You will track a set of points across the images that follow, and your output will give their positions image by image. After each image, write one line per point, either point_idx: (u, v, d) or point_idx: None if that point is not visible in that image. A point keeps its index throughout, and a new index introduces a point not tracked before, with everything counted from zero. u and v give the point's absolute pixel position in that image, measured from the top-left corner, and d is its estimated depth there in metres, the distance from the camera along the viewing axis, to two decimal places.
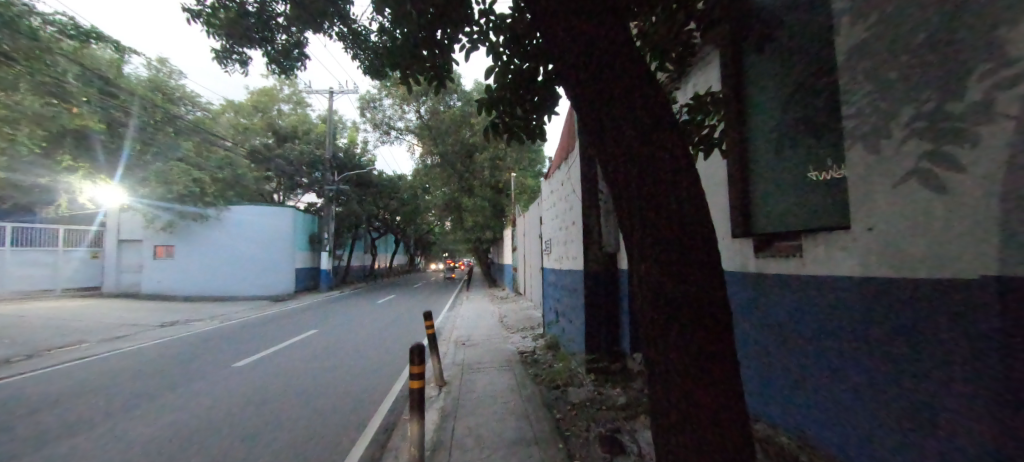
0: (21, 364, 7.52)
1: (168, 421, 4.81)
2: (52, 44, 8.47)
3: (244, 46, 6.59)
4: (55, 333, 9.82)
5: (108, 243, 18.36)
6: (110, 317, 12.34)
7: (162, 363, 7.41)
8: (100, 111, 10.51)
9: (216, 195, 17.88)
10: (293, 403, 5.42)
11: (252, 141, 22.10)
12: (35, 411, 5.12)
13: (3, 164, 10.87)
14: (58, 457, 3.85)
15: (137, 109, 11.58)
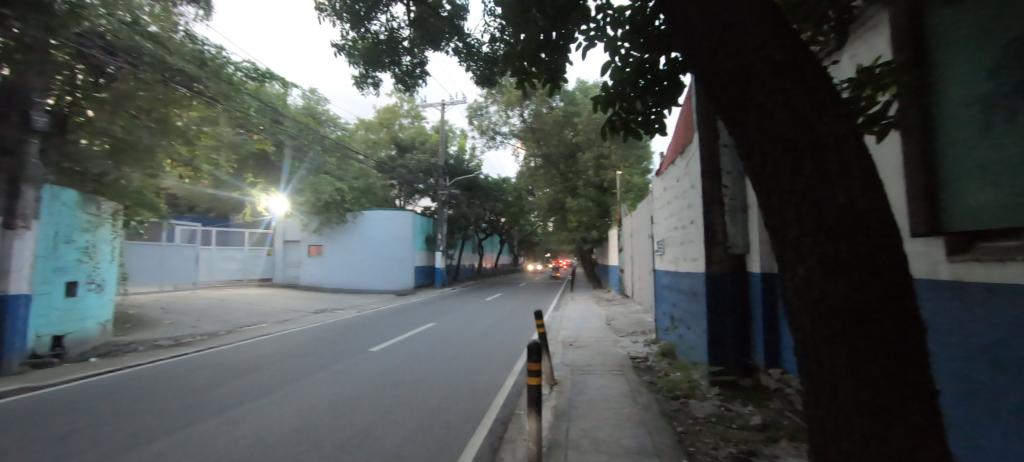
0: (223, 337, 9.63)
1: (322, 393, 5.66)
2: (243, 86, 10.69)
3: (376, 71, 7.43)
4: (246, 314, 12.46)
5: (278, 242, 22.55)
6: (280, 303, 15.08)
7: (315, 344, 8.79)
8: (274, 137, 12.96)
9: (353, 202, 20.70)
10: (418, 388, 5.94)
11: (379, 154, 25.11)
12: (234, 375, 6.49)
13: (212, 182, 14.10)
14: (249, 414, 4.80)
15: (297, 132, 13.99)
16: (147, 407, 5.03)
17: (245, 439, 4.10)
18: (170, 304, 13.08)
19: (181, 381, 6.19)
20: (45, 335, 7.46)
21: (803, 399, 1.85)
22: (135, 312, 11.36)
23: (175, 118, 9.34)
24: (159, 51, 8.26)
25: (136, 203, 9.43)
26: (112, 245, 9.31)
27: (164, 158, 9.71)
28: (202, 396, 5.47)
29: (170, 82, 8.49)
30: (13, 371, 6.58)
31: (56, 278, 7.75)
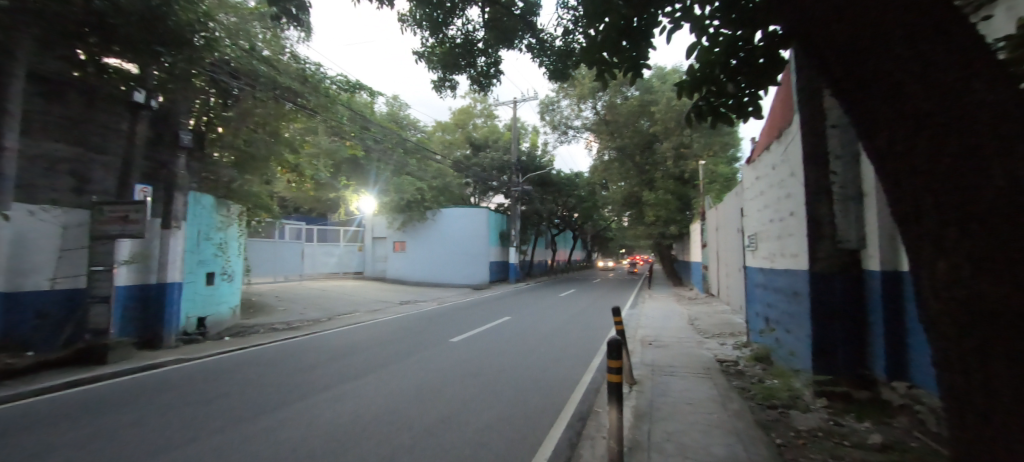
0: (325, 324, 10.84)
1: (410, 378, 6.08)
2: (338, 97, 11.79)
3: (453, 74, 7.76)
4: (343, 304, 13.88)
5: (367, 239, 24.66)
6: (371, 294, 16.52)
7: (402, 333, 9.49)
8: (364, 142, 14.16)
9: (432, 201, 21.91)
10: (497, 379, 6.11)
11: (455, 154, 26.27)
12: (336, 358, 7.25)
13: (314, 185, 15.83)
14: (350, 394, 5.34)
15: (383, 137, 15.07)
16: (269, 381, 5.85)
17: (347, 415, 4.57)
18: (283, 293, 15.01)
19: (294, 360, 7.11)
20: (193, 317, 8.99)
21: (956, 418, 1.58)
22: (258, 300, 13.24)
23: (283, 130, 10.59)
24: (272, 72, 9.43)
25: (255, 205, 10.93)
26: (240, 243, 10.93)
27: (276, 165, 11.10)
28: (311, 374, 6.23)
29: (280, 99, 9.65)
30: (171, 345, 8.04)
31: (201, 269, 9.29)
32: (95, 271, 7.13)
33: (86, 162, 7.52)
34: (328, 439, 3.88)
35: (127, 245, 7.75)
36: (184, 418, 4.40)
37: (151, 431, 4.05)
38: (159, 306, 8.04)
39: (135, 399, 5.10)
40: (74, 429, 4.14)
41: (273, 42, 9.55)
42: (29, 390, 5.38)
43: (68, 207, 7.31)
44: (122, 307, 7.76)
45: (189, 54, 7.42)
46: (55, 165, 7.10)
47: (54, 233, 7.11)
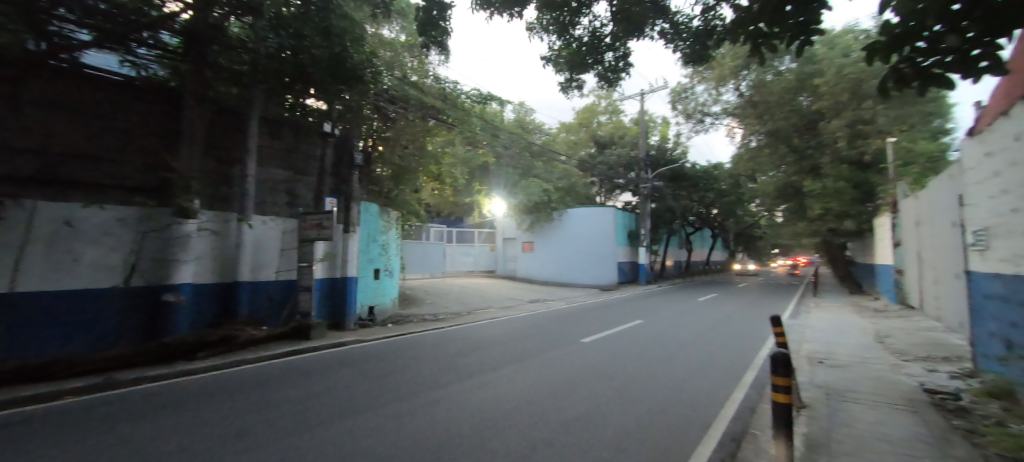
0: (465, 317, 11.93)
1: (544, 374, 6.23)
2: (473, 110, 12.82)
3: (580, 74, 7.75)
4: (479, 299, 15.10)
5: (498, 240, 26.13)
6: (503, 292, 17.57)
7: (533, 330, 9.82)
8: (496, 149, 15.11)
9: (559, 202, 22.25)
10: (633, 384, 5.82)
11: (579, 153, 26.22)
12: (477, 349, 7.89)
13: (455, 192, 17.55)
14: (490, 384, 5.71)
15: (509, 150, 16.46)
16: (424, 366, 6.64)
17: (487, 405, 4.85)
18: (430, 288, 17.04)
19: (442, 349, 7.93)
20: (366, 305, 10.81)
21: None
22: (412, 293, 15.29)
23: (428, 144, 11.96)
24: (420, 94, 10.72)
25: (408, 211, 12.63)
26: (397, 244, 12.75)
27: (423, 177, 12.63)
28: (456, 363, 6.84)
29: (426, 117, 10.98)
30: (351, 328, 9.81)
31: (370, 266, 11.07)
32: (302, 266, 9.05)
33: (295, 182, 9.73)
34: (473, 424, 4.17)
35: (321, 247, 9.67)
36: (360, 391, 5.27)
37: (339, 398, 4.96)
38: (342, 295, 9.86)
39: (329, 371, 6.35)
40: (290, 390, 5.33)
41: (421, 68, 10.91)
42: (263, 357, 7.21)
43: (285, 216, 9.52)
44: (319, 295, 9.76)
45: (361, 88, 8.39)
46: (275, 185, 9.35)
47: (277, 236, 9.33)
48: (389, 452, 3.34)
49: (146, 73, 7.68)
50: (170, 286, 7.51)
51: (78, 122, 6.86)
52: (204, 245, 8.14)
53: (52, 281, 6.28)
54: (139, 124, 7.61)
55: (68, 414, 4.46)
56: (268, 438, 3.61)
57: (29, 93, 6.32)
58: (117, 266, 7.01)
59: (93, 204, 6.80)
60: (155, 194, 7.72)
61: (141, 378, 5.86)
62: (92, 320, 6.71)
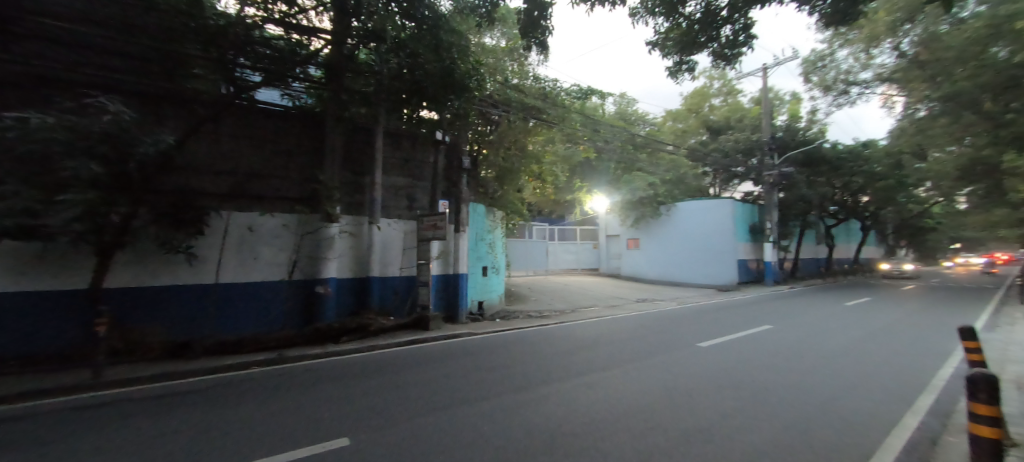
0: (569, 315, 11.89)
1: (658, 379, 5.85)
2: (573, 106, 12.67)
3: (692, 54, 7.12)
4: (583, 298, 14.92)
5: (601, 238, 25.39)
6: (607, 290, 17.13)
7: (643, 331, 9.33)
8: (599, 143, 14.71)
9: (666, 195, 20.88)
10: (763, 394, 5.15)
11: (689, 141, 24.18)
12: (584, 348, 7.78)
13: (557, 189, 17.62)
14: (600, 384, 5.56)
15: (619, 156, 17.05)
16: (533, 361, 6.77)
17: (597, 406, 4.67)
18: (534, 286, 17.39)
19: (548, 345, 7.97)
20: (475, 300, 11.46)
21: None
22: (517, 290, 15.77)
23: (529, 143, 12.24)
24: (521, 96, 10.99)
25: (511, 210, 13.07)
26: (503, 242, 13.25)
27: (524, 176, 12.97)
28: (564, 361, 6.78)
29: (528, 117, 11.22)
30: (463, 322, 10.50)
31: (479, 264, 11.71)
32: (421, 264, 9.95)
33: (413, 188, 10.77)
34: (584, 424, 4.04)
35: (436, 246, 10.54)
36: (472, 381, 5.54)
37: (454, 386, 5.28)
38: (455, 290, 10.58)
39: (448, 360, 6.88)
40: (412, 375, 5.86)
41: (522, 72, 11.22)
42: (391, 344, 8.11)
43: (406, 218, 10.59)
44: (436, 290, 10.66)
45: (468, 96, 8.82)
46: (398, 191, 10.46)
47: (400, 236, 10.42)
48: (502, 441, 3.40)
49: (299, 101, 9.05)
50: (320, 279, 8.88)
51: (255, 147, 8.60)
52: (344, 245, 9.49)
53: (242, 273, 8.31)
54: (296, 145, 9.14)
55: (256, 380, 5.77)
56: (395, 418, 4.00)
57: (225, 129, 8.27)
58: (282, 263, 8.78)
59: (267, 213, 8.65)
60: (307, 202, 9.21)
61: (302, 356, 7.12)
62: (269, 304, 8.58)
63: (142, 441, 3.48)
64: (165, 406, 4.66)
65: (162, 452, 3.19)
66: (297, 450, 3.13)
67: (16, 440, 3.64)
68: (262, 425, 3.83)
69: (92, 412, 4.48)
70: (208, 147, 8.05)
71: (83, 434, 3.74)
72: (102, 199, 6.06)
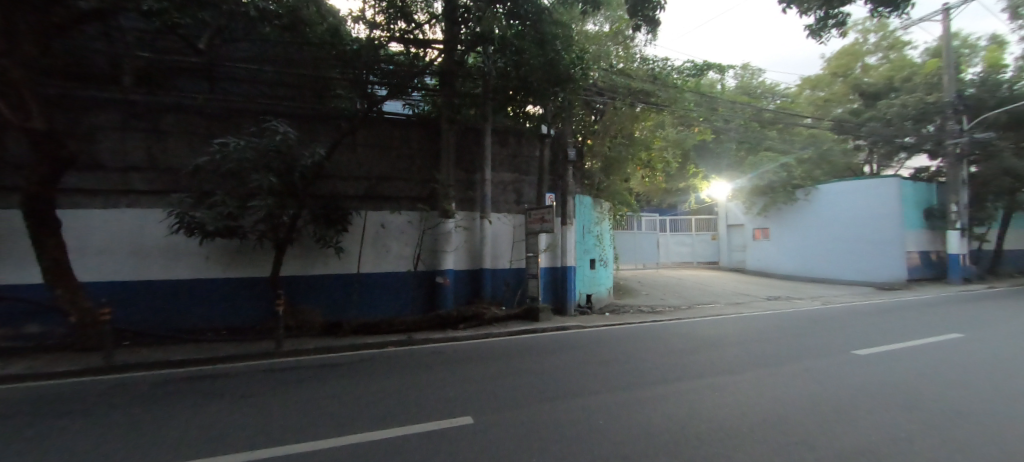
0: (686, 311, 11.05)
1: (804, 387, 5.04)
2: (684, 85, 11.74)
3: (842, 5, 5.97)
4: (701, 293, 13.76)
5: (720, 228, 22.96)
6: (730, 286, 15.46)
7: (779, 333, 8.17)
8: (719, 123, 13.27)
9: (803, 177, 18.08)
10: (959, 414, 4.07)
11: (834, 112, 19.84)
12: (706, 348, 7.09)
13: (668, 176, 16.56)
14: (729, 388, 5.01)
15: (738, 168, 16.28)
16: (649, 357, 6.42)
17: (725, 410, 4.18)
18: (644, 279, 16.61)
19: (663, 343, 7.43)
20: (583, 293, 11.38)
21: None
22: (626, 284, 15.19)
23: (635, 130, 11.79)
24: (628, 81, 10.60)
25: (618, 201, 12.65)
26: (609, 234, 12.87)
27: (632, 165, 12.49)
28: (683, 361, 6.21)
29: (635, 102, 10.81)
30: (571, 314, 10.50)
31: (586, 256, 11.56)
32: (530, 256, 10.17)
33: (520, 183, 11.04)
34: (714, 429, 3.65)
35: (544, 238, 10.70)
36: (583, 374, 5.42)
37: (564, 378, 5.22)
38: (563, 283, 10.62)
39: (561, 351, 6.92)
40: (524, 364, 5.97)
41: (628, 55, 10.76)
42: (504, 333, 8.47)
43: (514, 213, 10.92)
44: (545, 282, 10.83)
45: (573, 86, 8.77)
46: (505, 186, 10.87)
47: (509, 230, 10.78)
48: (619, 440, 3.21)
49: (417, 109, 9.92)
50: (439, 270, 9.66)
51: (384, 154, 9.73)
52: (460, 239, 10.18)
53: (377, 265, 9.49)
54: (416, 149, 10.07)
55: (393, 358, 6.54)
56: (510, 404, 4.08)
57: (360, 140, 9.52)
58: (408, 255, 9.79)
59: (395, 211, 9.74)
60: (427, 200, 10.11)
61: (428, 339, 7.87)
62: (398, 293, 9.66)
63: (311, 403, 4.20)
64: (326, 375, 5.53)
65: (325, 414, 3.78)
66: (428, 425, 3.41)
67: (229, 394, 4.70)
68: (395, 398, 4.30)
69: (276, 376, 5.54)
70: (348, 156, 9.40)
71: (272, 393, 4.65)
72: (277, 204, 7.47)
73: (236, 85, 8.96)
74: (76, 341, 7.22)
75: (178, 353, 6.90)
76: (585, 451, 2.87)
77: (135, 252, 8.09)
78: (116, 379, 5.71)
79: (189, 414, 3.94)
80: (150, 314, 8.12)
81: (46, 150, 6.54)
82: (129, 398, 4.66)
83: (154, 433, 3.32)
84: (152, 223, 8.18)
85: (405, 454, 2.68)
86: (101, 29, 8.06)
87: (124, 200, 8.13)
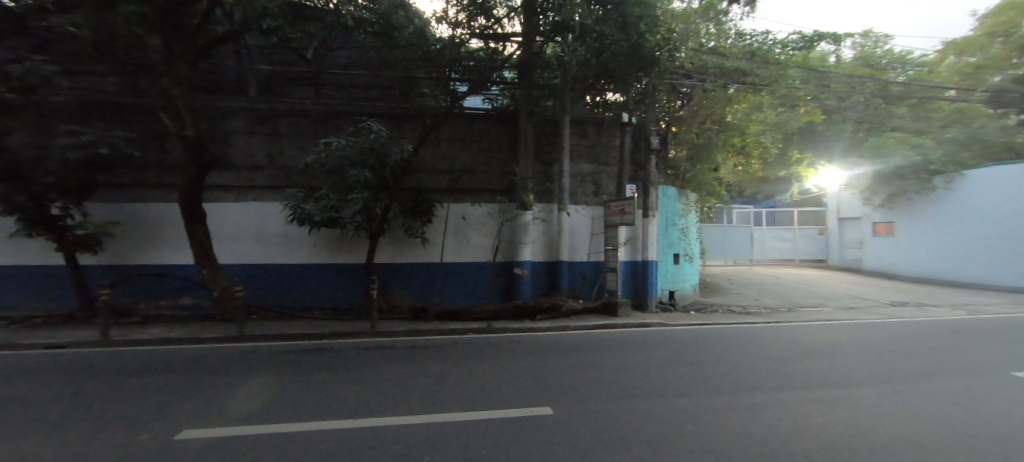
0: (787, 314, 9.92)
1: (947, 403, 4.25)
2: (788, 60, 10.60)
3: None
4: (805, 295, 12.25)
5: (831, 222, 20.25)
6: (842, 288, 13.58)
7: (909, 344, 6.97)
8: (832, 102, 11.57)
9: (943, 162, 15.17)
10: None
11: (991, 80, 15.84)
12: (815, 354, 6.31)
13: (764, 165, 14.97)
14: (847, 397, 4.41)
15: (856, 152, 14.03)
16: (745, 360, 5.89)
17: (846, 421, 3.58)
18: (735, 276, 15.28)
19: (758, 348, 6.72)
20: (666, 290, 10.78)
21: None
22: (716, 281, 14.12)
23: (726, 114, 10.90)
24: (720, 60, 9.90)
25: (706, 192, 11.77)
26: (697, 227, 12.03)
27: (723, 153, 11.54)
28: (785, 368, 5.52)
29: (729, 83, 9.95)
30: (653, 311, 10.04)
31: (670, 251, 10.94)
32: (609, 249, 9.87)
33: (599, 174, 10.75)
34: (829, 434, 3.25)
35: (624, 231, 10.33)
36: (667, 373, 5.08)
37: (648, 375, 4.99)
38: (644, 278, 10.16)
39: (643, 347, 6.66)
40: (603, 359, 5.78)
41: (720, 32, 9.92)
42: (581, 326, 8.37)
43: (593, 204, 10.67)
44: (624, 277, 10.50)
45: (658, 70, 8.29)
46: (584, 178, 10.66)
47: (588, 222, 10.57)
48: (719, 447, 2.85)
49: (496, 103, 10.20)
50: (517, 261, 9.80)
51: (465, 148, 10.11)
52: (537, 230, 10.22)
53: (459, 254, 9.93)
54: (495, 142, 10.28)
55: (476, 344, 6.83)
56: (589, 398, 3.95)
57: (443, 135, 10.01)
58: (488, 247, 10.08)
59: (476, 203, 10.08)
60: (506, 193, 10.29)
61: (506, 328, 8.08)
62: (478, 282, 10.01)
63: (404, 380, 4.53)
64: (417, 356, 5.95)
65: (418, 391, 4.05)
66: (508, 410, 3.43)
67: (335, 366, 5.26)
68: (477, 383, 4.42)
69: (371, 354, 6.04)
70: (432, 152, 9.96)
71: (371, 369, 5.12)
72: (372, 197, 8.16)
73: (337, 90, 9.97)
74: (217, 313, 8.61)
75: (292, 328, 7.90)
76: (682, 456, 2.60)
77: (259, 239, 9.41)
78: (246, 347, 6.70)
79: (304, 382, 4.48)
80: (271, 292, 9.41)
81: (195, 153, 7.90)
82: (258, 365, 5.43)
83: (278, 398, 3.81)
84: (272, 214, 9.43)
85: (491, 433, 2.76)
86: (233, 48, 9.45)
87: (251, 194, 9.47)
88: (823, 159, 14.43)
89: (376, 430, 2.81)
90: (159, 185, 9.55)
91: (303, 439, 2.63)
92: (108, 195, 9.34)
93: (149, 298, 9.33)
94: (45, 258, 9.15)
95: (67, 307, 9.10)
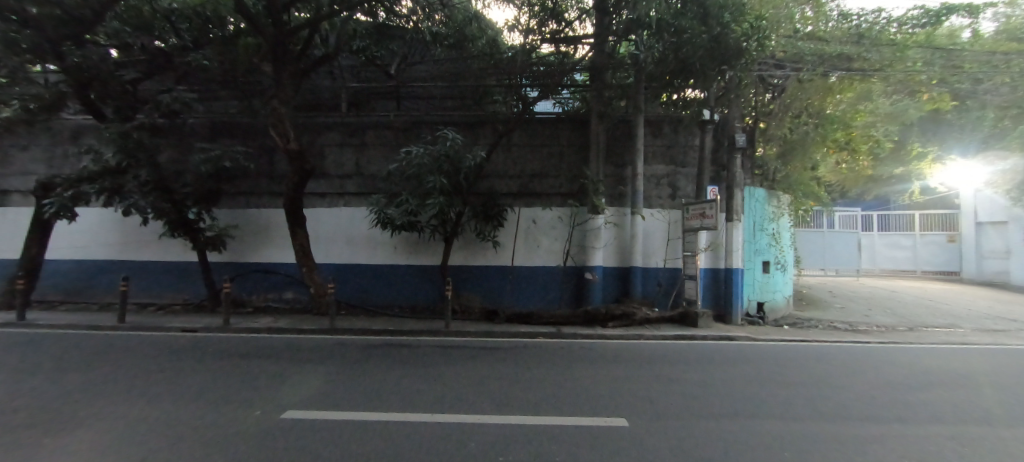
0: (906, 334, 8.53)
1: None
2: (906, 40, 9.21)
3: None
4: (930, 313, 10.45)
5: (965, 226, 17.10)
6: (980, 306, 11.37)
7: None
8: (971, 87, 9.69)
9: None
10: None
11: None
12: (954, 384, 5.24)
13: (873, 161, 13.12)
14: (1005, 424, 3.62)
15: (998, 144, 11.65)
16: (858, 384, 5.12)
17: (974, 438, 3.09)
18: (837, 288, 13.59)
19: (868, 371, 5.86)
20: (753, 301, 9.86)
21: None
22: (814, 293, 12.65)
23: (826, 106, 10.02)
24: (820, 45, 8.88)
25: (802, 193, 10.66)
26: (789, 233, 10.92)
27: (823, 148, 10.41)
28: (902, 393, 4.78)
29: (829, 71, 8.93)
30: (737, 323, 9.27)
31: (758, 258, 10.01)
32: (687, 256, 9.28)
33: (676, 175, 10.17)
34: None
35: (705, 236, 9.67)
36: (762, 391, 4.58)
37: (734, 391, 4.57)
38: (728, 287, 9.42)
39: (729, 363, 6.11)
40: (683, 372, 5.44)
41: (818, 14, 9.08)
42: (658, 336, 7.96)
43: (669, 208, 10.12)
44: (704, 285, 9.84)
45: (745, 62, 7.57)
46: (659, 180, 10.18)
47: (663, 227, 10.05)
48: (800, 446, 2.68)
49: (568, 107, 10.06)
50: (588, 266, 9.64)
51: (536, 152, 10.21)
52: (609, 235, 9.93)
53: (529, 258, 10.03)
54: (566, 146, 10.22)
55: (544, 349, 6.82)
56: (668, 409, 3.70)
57: (514, 141, 10.21)
58: (558, 250, 10.02)
59: (546, 207, 10.10)
60: (577, 197, 10.14)
61: (576, 334, 7.98)
62: (549, 286, 10.00)
63: (478, 380, 4.65)
64: (489, 357, 6.08)
65: (491, 392, 4.12)
66: (581, 420, 3.25)
67: (416, 361, 5.66)
68: (549, 388, 4.38)
69: (447, 353, 6.29)
70: (504, 156, 10.21)
71: (448, 367, 5.35)
72: (448, 202, 8.55)
73: (417, 102, 10.62)
74: (314, 307, 9.56)
75: (375, 324, 8.52)
76: (757, 454, 2.46)
77: (348, 242, 10.31)
78: (335, 339, 7.37)
79: (388, 376, 4.79)
80: (358, 290, 10.26)
81: (298, 164, 8.91)
82: (348, 356, 5.94)
83: (362, 390, 4.09)
84: (359, 218, 10.29)
85: (563, 441, 2.64)
86: (328, 69, 10.55)
87: (342, 200, 10.41)
88: (952, 153, 12.14)
89: (455, 426, 2.90)
90: (268, 192, 10.85)
91: (385, 428, 2.81)
92: (230, 202, 10.85)
93: (259, 292, 10.66)
94: (182, 255, 10.88)
95: (198, 297, 10.75)
